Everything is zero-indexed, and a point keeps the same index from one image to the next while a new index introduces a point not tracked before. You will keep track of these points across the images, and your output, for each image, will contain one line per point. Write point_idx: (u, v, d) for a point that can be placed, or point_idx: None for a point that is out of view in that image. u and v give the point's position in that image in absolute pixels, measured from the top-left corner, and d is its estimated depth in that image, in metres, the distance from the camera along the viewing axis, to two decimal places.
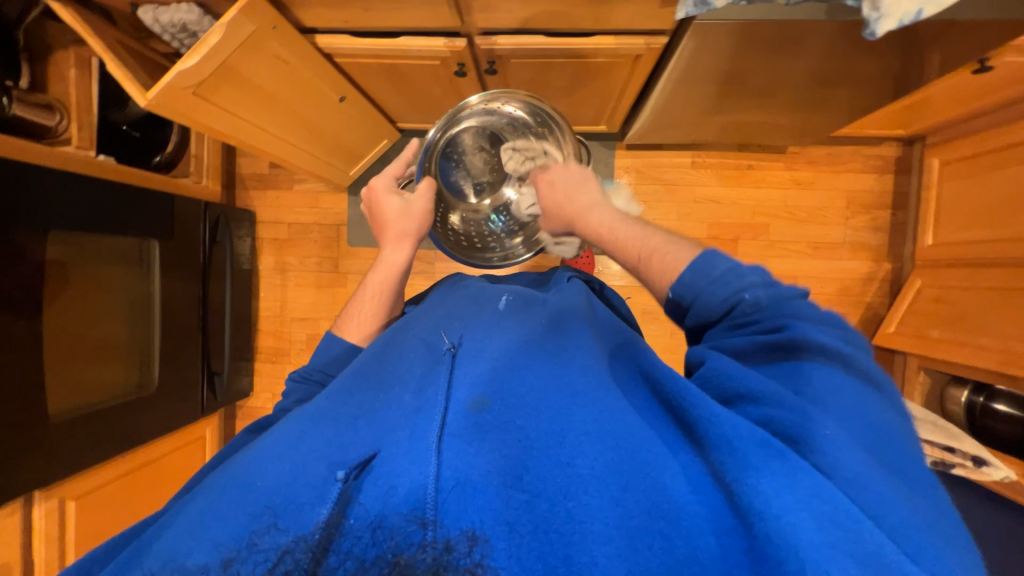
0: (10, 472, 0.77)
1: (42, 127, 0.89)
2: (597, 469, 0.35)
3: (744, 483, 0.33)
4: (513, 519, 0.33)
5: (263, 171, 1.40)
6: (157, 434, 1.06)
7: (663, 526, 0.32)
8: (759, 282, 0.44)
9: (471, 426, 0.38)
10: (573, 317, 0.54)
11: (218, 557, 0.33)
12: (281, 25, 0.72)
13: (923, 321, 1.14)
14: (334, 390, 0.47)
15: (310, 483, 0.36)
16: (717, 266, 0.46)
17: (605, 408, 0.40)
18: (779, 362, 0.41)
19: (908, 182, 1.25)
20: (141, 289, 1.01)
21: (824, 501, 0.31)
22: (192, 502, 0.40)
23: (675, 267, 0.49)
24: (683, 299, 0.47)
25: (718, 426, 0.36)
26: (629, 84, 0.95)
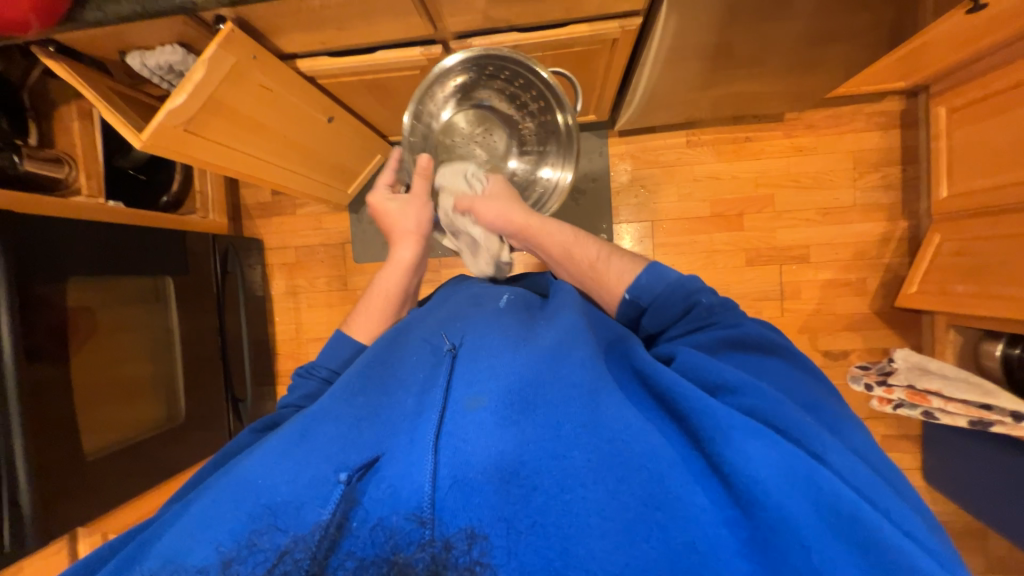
0: (59, 510, 0.81)
1: (53, 179, 0.93)
2: (593, 462, 0.38)
3: (741, 469, 0.36)
4: (511, 513, 0.37)
5: (265, 199, 1.44)
6: (190, 464, 1.09)
7: (659, 516, 0.35)
8: (708, 291, 0.54)
9: (474, 428, 0.41)
10: (561, 307, 0.55)
11: (217, 558, 0.37)
12: (261, 54, 0.74)
13: (946, 276, 1.09)
14: (337, 390, 0.49)
15: (316, 483, 0.40)
16: (670, 277, 0.55)
17: (602, 401, 0.41)
18: (737, 356, 0.49)
19: (916, 135, 1.20)
20: (162, 324, 1.05)
21: (820, 489, 0.35)
22: (192, 504, 0.43)
23: (628, 275, 0.58)
24: (639, 301, 0.56)
25: (708, 416, 0.39)
26: (611, 69, 0.95)
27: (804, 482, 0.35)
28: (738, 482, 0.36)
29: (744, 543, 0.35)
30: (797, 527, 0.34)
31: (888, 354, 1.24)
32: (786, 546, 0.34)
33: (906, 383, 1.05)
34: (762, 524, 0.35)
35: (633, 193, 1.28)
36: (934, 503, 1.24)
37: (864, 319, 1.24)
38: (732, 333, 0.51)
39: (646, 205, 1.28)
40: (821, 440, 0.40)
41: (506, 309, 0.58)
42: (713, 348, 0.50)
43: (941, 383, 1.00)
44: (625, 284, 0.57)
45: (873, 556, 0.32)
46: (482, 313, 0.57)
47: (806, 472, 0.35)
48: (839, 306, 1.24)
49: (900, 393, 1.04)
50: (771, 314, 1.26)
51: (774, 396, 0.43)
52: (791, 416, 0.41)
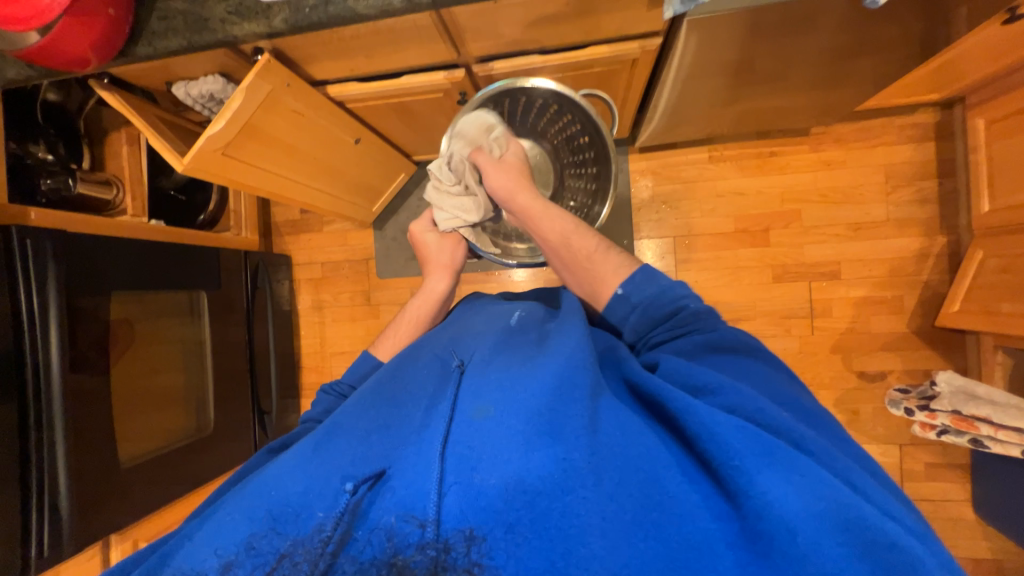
0: (94, 516, 0.84)
1: (101, 201, 0.99)
2: (595, 462, 0.34)
3: (733, 463, 0.33)
4: (514, 520, 0.33)
5: (294, 217, 1.49)
6: (216, 474, 1.12)
7: (658, 515, 0.32)
8: (694, 297, 0.51)
9: (471, 432, 0.38)
10: (569, 317, 0.52)
11: (219, 561, 0.36)
12: (295, 82, 0.78)
13: (989, 295, 1.03)
14: (353, 404, 0.47)
15: (323, 493, 0.38)
16: (659, 280, 0.52)
17: (603, 408, 0.38)
18: (725, 359, 0.47)
19: (953, 148, 1.16)
20: (195, 336, 1.09)
21: (822, 488, 0.31)
22: (210, 516, 0.41)
23: (620, 273, 0.55)
24: (630, 298, 0.52)
25: (695, 415, 0.36)
26: (631, 88, 0.95)
27: (800, 477, 0.32)
28: (732, 478, 0.33)
29: (737, 539, 0.31)
30: (790, 524, 0.30)
31: (929, 376, 1.17)
32: (783, 556, 0.29)
33: (951, 408, 0.98)
34: (762, 536, 0.30)
35: (654, 209, 1.27)
36: (986, 539, 1.15)
37: (902, 339, 1.18)
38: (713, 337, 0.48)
39: (668, 221, 1.27)
40: (806, 438, 0.37)
41: (519, 326, 0.56)
42: (696, 352, 0.48)
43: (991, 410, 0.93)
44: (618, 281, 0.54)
45: (867, 548, 0.29)
46: (491, 329, 0.56)
47: (783, 453, 0.33)
48: (874, 325, 1.19)
49: (944, 419, 0.98)
50: (801, 332, 1.22)
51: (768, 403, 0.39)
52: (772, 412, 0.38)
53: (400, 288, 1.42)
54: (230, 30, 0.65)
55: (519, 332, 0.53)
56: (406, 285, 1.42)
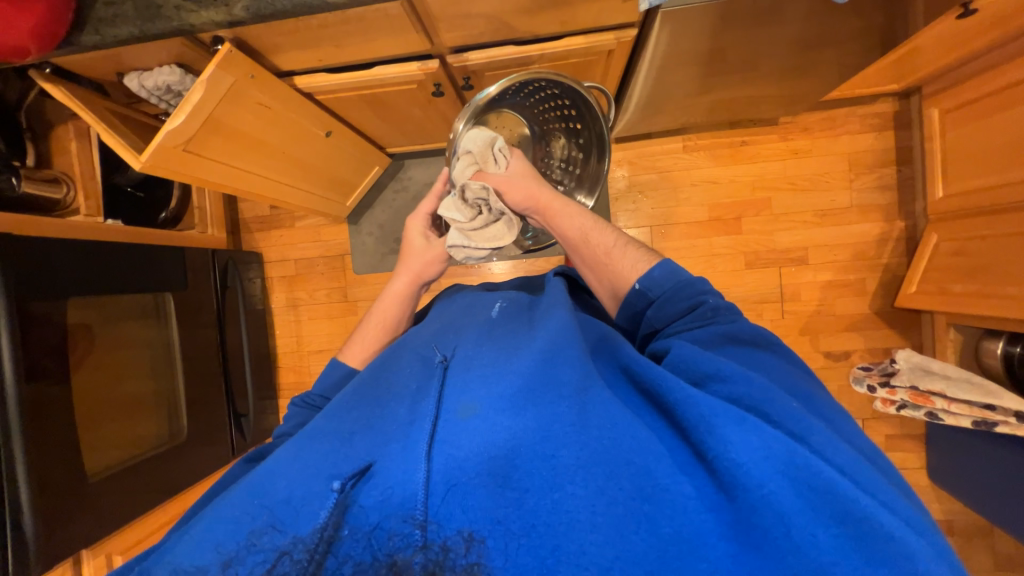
0: (62, 531, 0.80)
1: (51, 200, 0.93)
2: (583, 459, 0.34)
3: (724, 453, 0.33)
4: (502, 517, 0.33)
5: (264, 213, 1.44)
6: (194, 481, 1.08)
7: (647, 508, 0.32)
8: (715, 291, 0.52)
9: (459, 431, 0.38)
10: (554, 305, 0.51)
11: (217, 557, 0.36)
12: (259, 73, 0.74)
13: (943, 276, 1.10)
14: (333, 407, 0.46)
15: (308, 496, 0.37)
16: (681, 276, 0.52)
17: (595, 400, 0.37)
18: (735, 349, 0.47)
19: (910, 136, 1.21)
20: (162, 340, 1.05)
21: (799, 468, 0.32)
22: (192, 527, 0.40)
23: (639, 269, 0.55)
24: (648, 292, 0.53)
25: (694, 405, 0.35)
26: (607, 79, 0.95)
27: (787, 464, 0.32)
28: (722, 468, 0.33)
29: (728, 530, 0.31)
30: (779, 510, 0.31)
31: (889, 354, 1.24)
32: (768, 527, 0.30)
33: (909, 385, 1.04)
34: (747, 516, 0.31)
35: (631, 199, 1.29)
36: (939, 502, 1.24)
37: (864, 320, 1.25)
38: (730, 329, 0.48)
39: (644, 211, 1.28)
40: (809, 425, 0.37)
41: (503, 318, 0.55)
42: (716, 343, 0.47)
43: (945, 384, 0.99)
44: (636, 275, 0.55)
45: (853, 528, 0.30)
46: (477, 324, 0.55)
47: (787, 451, 0.32)
48: (839, 307, 1.25)
49: (903, 394, 1.04)
50: (772, 316, 1.26)
51: (777, 391, 0.39)
52: (768, 396, 0.38)
53: (378, 283, 1.40)
54: (185, 17, 0.61)
55: (508, 326, 0.53)
56: (384, 281, 1.39)
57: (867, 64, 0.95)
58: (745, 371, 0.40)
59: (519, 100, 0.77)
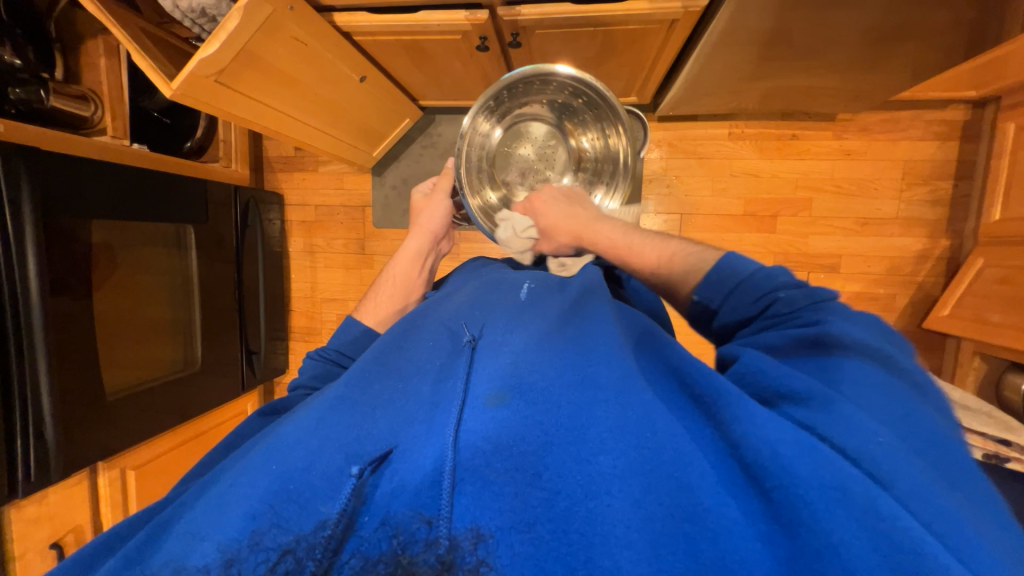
0: (75, 440, 0.83)
1: (78, 117, 0.91)
2: (620, 468, 0.32)
3: (790, 485, 0.29)
4: (530, 519, 0.31)
5: (288, 154, 1.41)
6: (206, 408, 1.13)
7: (687, 527, 0.30)
8: (792, 285, 0.47)
9: (490, 422, 0.36)
10: (594, 296, 0.51)
11: (220, 557, 0.32)
12: (298, 6, 0.70)
13: (982, 303, 1.05)
14: (353, 376, 0.46)
15: (324, 472, 0.36)
16: (745, 271, 0.49)
17: (633, 401, 0.36)
18: (817, 355, 0.41)
19: (976, 150, 1.13)
20: (180, 270, 1.05)
21: (879, 516, 0.28)
22: (210, 489, 0.39)
23: (698, 271, 0.54)
24: (710, 302, 0.51)
25: (755, 426, 0.32)
26: (664, 51, 0.88)
27: (847, 497, 0.28)
28: (780, 497, 0.30)
29: (779, 565, 0.28)
30: (845, 559, 0.27)
31: None
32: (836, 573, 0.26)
33: None
34: (808, 549, 0.28)
35: (665, 182, 1.23)
36: None
37: None
38: (810, 332, 0.42)
39: (677, 197, 1.23)
40: (897, 464, 0.31)
41: (530, 300, 0.54)
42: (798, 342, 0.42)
43: (961, 413, 0.98)
44: (693, 283, 0.53)
45: None
46: (506, 305, 0.54)
47: (847, 483, 0.29)
48: None
49: None
50: None
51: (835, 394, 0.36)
52: (854, 422, 0.33)
53: (396, 239, 1.38)
54: None
55: (539, 310, 0.51)
56: (402, 237, 1.38)
57: (948, 65, 0.87)
58: (823, 389, 0.36)
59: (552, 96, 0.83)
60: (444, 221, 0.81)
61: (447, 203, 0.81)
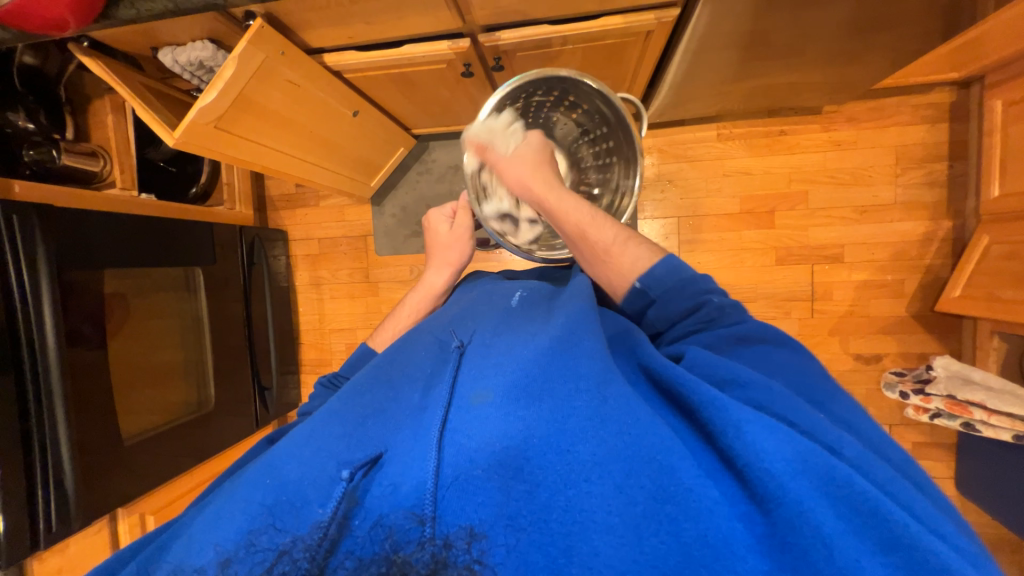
0: (97, 487, 0.84)
1: (90, 173, 0.95)
2: (600, 456, 0.33)
3: (756, 462, 0.30)
4: (514, 512, 0.33)
5: (290, 191, 1.45)
6: (222, 447, 1.13)
7: (670, 509, 0.31)
8: (719, 293, 0.51)
9: (472, 421, 0.37)
10: (575, 294, 0.51)
11: (216, 557, 0.34)
12: (290, 50, 0.74)
13: (993, 280, 1.03)
14: (346, 392, 0.46)
15: (318, 482, 0.36)
16: (684, 272, 0.51)
17: (613, 391, 0.36)
18: (742, 350, 0.46)
19: (967, 130, 1.14)
20: (191, 311, 1.08)
21: (840, 485, 0.29)
22: (208, 506, 0.40)
23: (641, 263, 0.53)
24: (649, 291, 0.51)
25: (723, 411, 0.33)
26: (643, 62, 0.91)
27: (827, 482, 0.29)
28: (753, 477, 0.30)
29: (758, 542, 0.29)
30: (824, 533, 0.28)
31: (924, 359, 1.19)
32: (810, 549, 0.28)
33: (945, 393, 1.01)
34: (781, 523, 0.29)
35: (658, 187, 1.25)
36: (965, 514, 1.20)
37: (900, 323, 1.19)
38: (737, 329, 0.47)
39: (672, 201, 1.24)
40: (839, 436, 0.34)
41: (520, 307, 0.55)
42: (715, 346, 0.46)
43: (986, 395, 0.96)
44: (636, 273, 0.53)
45: (897, 557, 0.27)
46: (495, 311, 0.55)
47: (826, 467, 0.30)
48: (873, 309, 1.20)
49: (938, 403, 1.01)
50: (800, 315, 1.22)
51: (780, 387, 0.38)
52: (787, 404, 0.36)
53: (399, 265, 1.40)
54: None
55: (528, 313, 0.52)
56: (405, 263, 1.40)
57: (926, 50, 0.88)
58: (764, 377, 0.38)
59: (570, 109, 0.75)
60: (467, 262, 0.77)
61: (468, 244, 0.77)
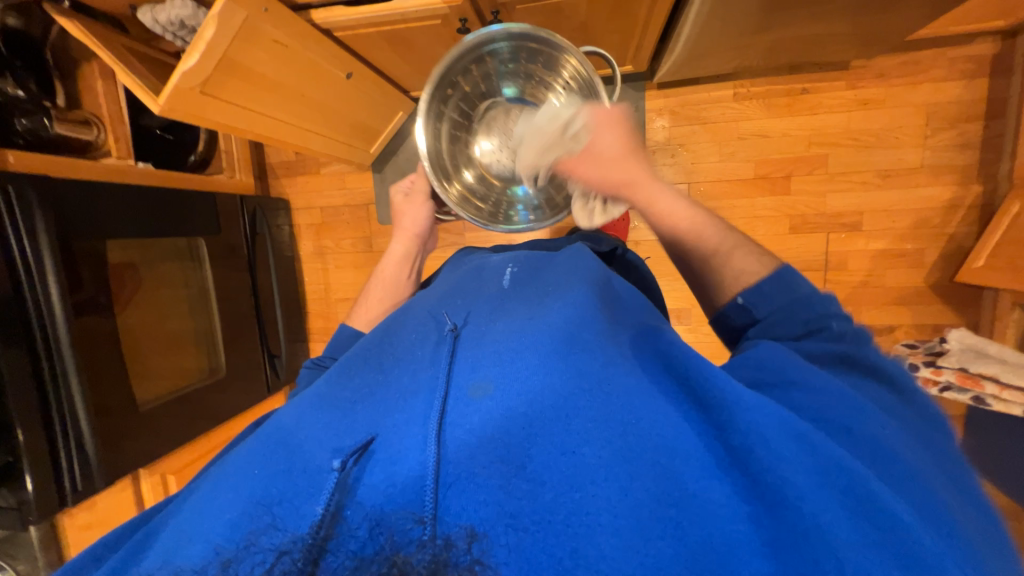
0: (122, 448, 0.89)
1: (84, 142, 0.93)
2: (606, 457, 0.32)
3: (774, 470, 0.31)
4: (516, 512, 0.31)
5: (289, 158, 1.43)
6: (234, 412, 1.17)
7: (674, 512, 0.30)
8: (840, 316, 0.48)
9: (473, 414, 0.36)
10: (577, 283, 0.50)
11: (215, 558, 0.32)
12: (273, 7, 0.69)
13: (1020, 250, 0.97)
14: (334, 374, 0.46)
15: (309, 470, 0.36)
16: (802, 288, 0.49)
17: (620, 387, 0.36)
18: (843, 369, 0.44)
19: (1008, 85, 1.04)
20: (198, 281, 1.09)
21: (857, 497, 0.31)
22: (193, 495, 0.40)
23: (749, 276, 0.51)
24: (752, 309, 0.50)
25: (746, 414, 0.34)
26: (655, 15, 0.85)
27: (846, 495, 0.31)
28: (764, 479, 0.31)
29: (765, 546, 0.29)
30: (830, 540, 0.29)
31: (939, 331, 1.15)
32: (814, 554, 0.28)
33: (957, 365, 0.99)
34: (793, 529, 0.29)
35: (668, 152, 1.19)
36: None
37: (917, 293, 1.15)
38: (843, 348, 0.44)
39: (683, 166, 1.19)
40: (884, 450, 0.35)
41: (514, 287, 0.54)
42: (819, 359, 0.44)
43: (1000, 369, 0.93)
44: (738, 288, 0.51)
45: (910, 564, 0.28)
46: (486, 292, 0.54)
47: (849, 482, 0.31)
48: (888, 279, 1.16)
49: (949, 375, 0.99)
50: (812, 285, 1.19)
51: (801, 363, 0.40)
52: (813, 399, 0.38)
53: None
54: None
55: (519, 296, 0.52)
56: None
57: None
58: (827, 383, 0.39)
59: (495, 52, 0.75)
60: (427, 224, 0.80)
61: (429, 205, 0.80)
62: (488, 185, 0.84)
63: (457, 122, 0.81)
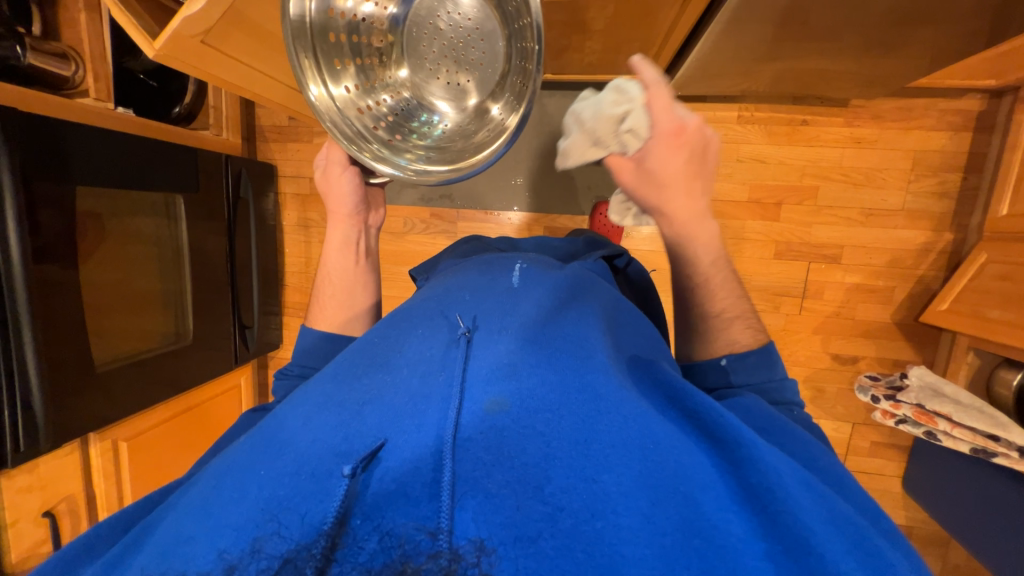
0: (71, 408, 0.83)
1: (59, 77, 0.86)
2: (626, 486, 0.32)
3: (789, 511, 0.32)
4: (533, 534, 0.30)
5: (282, 123, 1.36)
6: (198, 381, 1.12)
7: (697, 542, 0.30)
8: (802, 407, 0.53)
9: (489, 430, 0.36)
10: (587, 304, 0.51)
11: (220, 563, 0.30)
12: None
13: (982, 298, 1.03)
14: (339, 373, 0.45)
15: (314, 475, 0.34)
16: (779, 370, 0.53)
17: (636, 412, 0.36)
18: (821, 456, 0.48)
19: (988, 142, 1.10)
20: (172, 241, 1.03)
21: (867, 551, 0.32)
22: (189, 488, 0.39)
23: (737, 345, 0.55)
24: (731, 372, 0.53)
25: (760, 452, 0.35)
26: (676, 26, 0.85)
27: (864, 552, 0.31)
28: (779, 516, 0.32)
29: None
30: None
31: (898, 366, 1.21)
32: None
33: (915, 402, 1.05)
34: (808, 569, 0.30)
35: None
36: (905, 509, 1.27)
37: (883, 329, 1.21)
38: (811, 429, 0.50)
39: None
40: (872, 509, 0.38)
41: (525, 289, 0.54)
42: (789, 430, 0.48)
43: (953, 408, 1.00)
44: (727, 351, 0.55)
45: None
46: (497, 291, 0.54)
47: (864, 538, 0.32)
48: (859, 312, 1.21)
49: (907, 410, 1.06)
50: (789, 310, 1.23)
51: (779, 418, 0.44)
52: (792, 443, 0.41)
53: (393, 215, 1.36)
54: None
55: (528, 299, 0.51)
56: (400, 213, 1.35)
57: (966, 51, 0.84)
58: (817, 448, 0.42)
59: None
60: (358, 194, 0.72)
61: (350, 172, 0.70)
62: (427, 136, 0.61)
63: (363, 66, 0.59)
